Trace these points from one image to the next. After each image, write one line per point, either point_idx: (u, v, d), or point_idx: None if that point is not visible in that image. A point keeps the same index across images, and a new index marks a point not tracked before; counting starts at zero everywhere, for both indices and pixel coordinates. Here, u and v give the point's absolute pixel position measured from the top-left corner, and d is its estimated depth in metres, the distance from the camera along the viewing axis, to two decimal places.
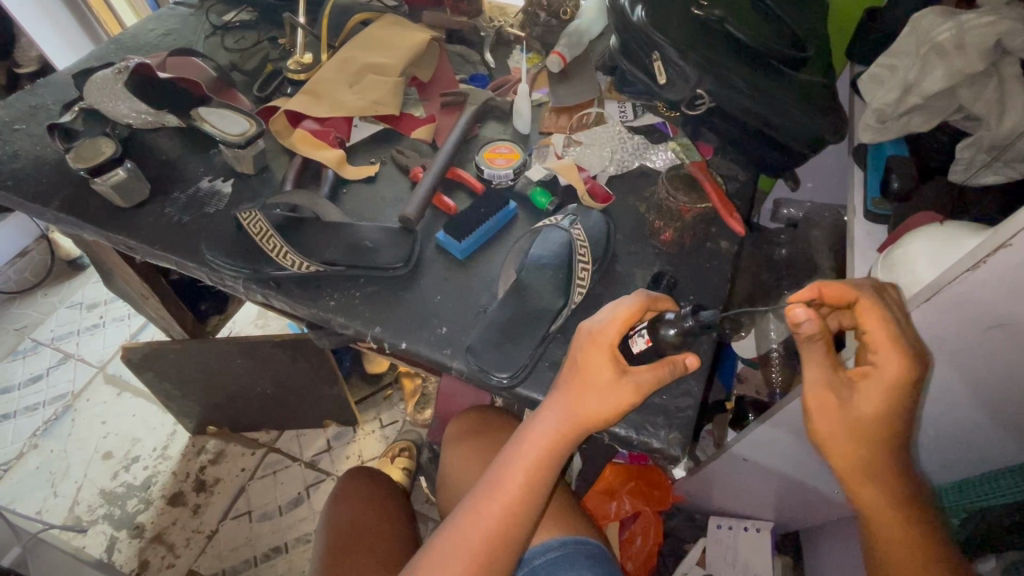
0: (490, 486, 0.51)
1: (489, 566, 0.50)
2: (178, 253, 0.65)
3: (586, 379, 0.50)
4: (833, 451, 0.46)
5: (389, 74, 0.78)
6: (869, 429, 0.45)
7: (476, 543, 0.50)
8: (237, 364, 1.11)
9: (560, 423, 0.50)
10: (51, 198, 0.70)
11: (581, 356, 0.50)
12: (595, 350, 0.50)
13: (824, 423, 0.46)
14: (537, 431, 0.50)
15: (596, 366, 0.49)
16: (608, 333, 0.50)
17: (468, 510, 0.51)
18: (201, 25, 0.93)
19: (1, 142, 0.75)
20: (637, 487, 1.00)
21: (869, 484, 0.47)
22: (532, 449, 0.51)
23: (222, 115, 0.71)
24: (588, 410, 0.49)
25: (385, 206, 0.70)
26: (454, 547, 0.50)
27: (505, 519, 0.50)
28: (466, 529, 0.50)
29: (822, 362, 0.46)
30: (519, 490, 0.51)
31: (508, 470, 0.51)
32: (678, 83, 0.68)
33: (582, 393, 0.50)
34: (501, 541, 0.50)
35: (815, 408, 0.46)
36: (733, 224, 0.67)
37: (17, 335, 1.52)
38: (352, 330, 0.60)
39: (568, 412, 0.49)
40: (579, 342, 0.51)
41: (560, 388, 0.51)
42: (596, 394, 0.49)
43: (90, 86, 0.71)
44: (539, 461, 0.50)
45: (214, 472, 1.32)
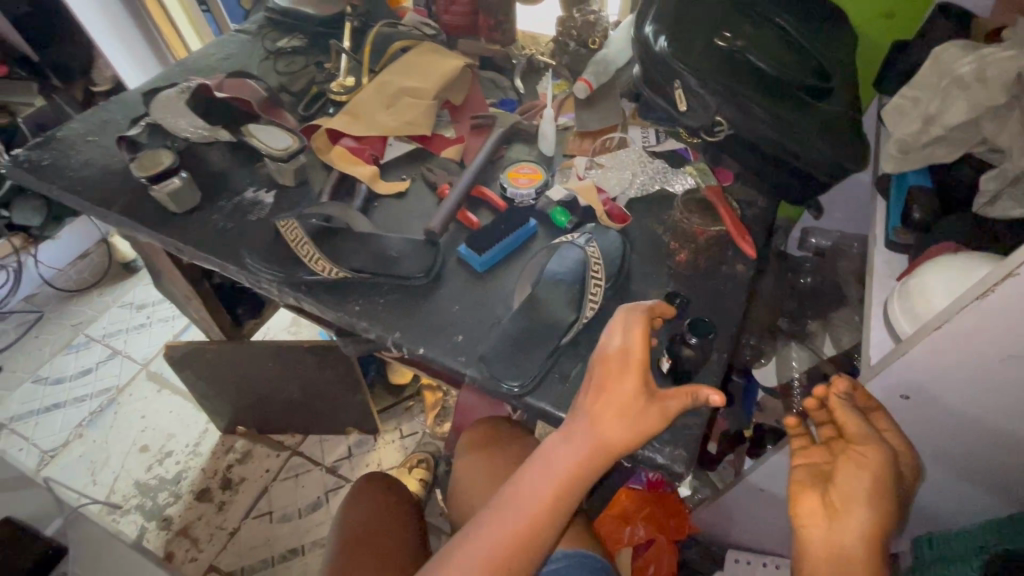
0: (515, 494, 0.52)
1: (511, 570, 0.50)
2: (220, 257, 0.69)
3: (617, 395, 0.50)
4: (853, 506, 0.47)
5: (423, 97, 0.83)
6: (891, 493, 0.48)
7: (500, 550, 0.50)
8: (269, 365, 1.18)
9: (596, 443, 0.50)
10: (112, 203, 0.77)
11: (609, 370, 0.52)
12: (626, 367, 0.51)
13: (854, 476, 0.49)
14: (577, 445, 0.51)
15: (625, 381, 0.50)
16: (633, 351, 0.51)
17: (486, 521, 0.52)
18: (257, 50, 1.01)
19: (75, 152, 0.84)
20: (652, 513, 1.04)
21: (856, 548, 0.46)
22: (558, 470, 0.51)
23: (269, 132, 0.77)
24: (624, 432, 0.50)
25: (412, 220, 0.74)
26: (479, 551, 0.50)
27: (524, 529, 0.51)
28: (485, 545, 0.50)
29: (865, 420, 0.51)
30: (542, 503, 0.51)
31: (532, 483, 0.52)
32: (697, 110, 0.70)
33: (609, 412, 0.50)
34: (522, 557, 0.50)
35: (867, 458, 0.49)
36: (745, 246, 0.68)
37: (73, 330, 1.64)
38: (373, 335, 0.63)
39: (610, 427, 0.50)
40: (607, 358, 0.52)
41: (599, 404, 0.51)
42: (622, 415, 0.50)
43: (156, 104, 0.79)
44: (563, 478, 0.51)
45: (240, 471, 1.38)
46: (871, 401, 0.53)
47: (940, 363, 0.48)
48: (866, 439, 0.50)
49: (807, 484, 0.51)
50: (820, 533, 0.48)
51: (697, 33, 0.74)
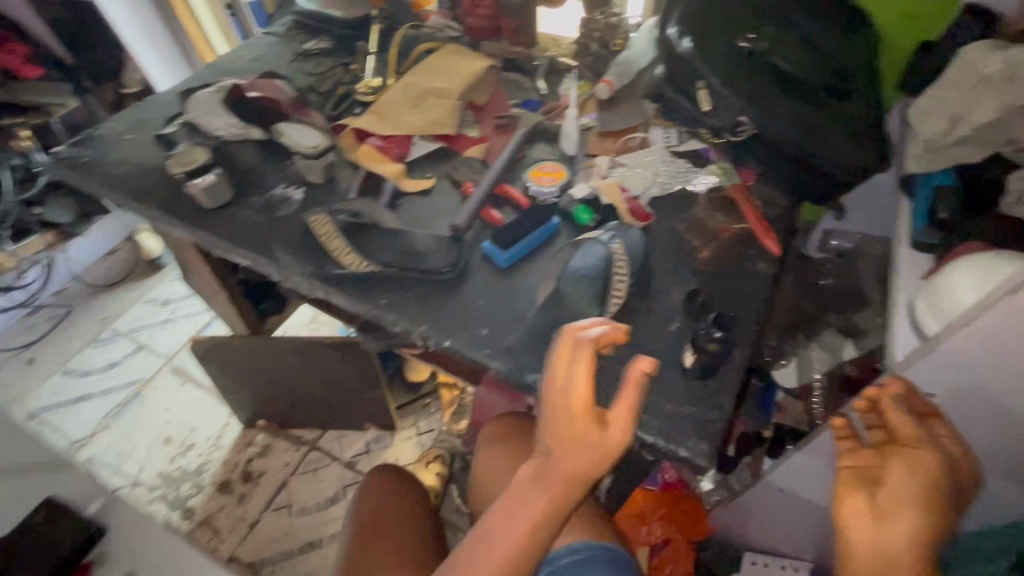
0: (484, 544, 0.47)
1: None
2: (252, 250, 0.72)
3: (571, 430, 0.46)
4: (904, 511, 0.48)
5: (448, 97, 0.85)
6: (941, 496, 0.49)
7: None
8: (291, 360, 1.21)
9: (560, 486, 0.46)
10: (148, 198, 0.79)
11: (556, 405, 0.47)
12: (572, 393, 0.46)
13: (906, 478, 0.49)
14: (542, 494, 0.46)
15: (576, 414, 0.46)
16: (576, 377, 0.47)
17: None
18: (286, 52, 1.04)
19: (113, 149, 0.87)
20: (669, 514, 1.05)
21: (902, 550, 0.47)
22: (529, 514, 0.46)
23: (299, 130, 0.81)
24: (586, 465, 0.46)
25: (437, 217, 0.76)
26: None
27: None
28: None
29: (919, 424, 0.52)
30: (517, 550, 0.46)
31: (504, 532, 0.47)
32: (720, 110, 0.71)
33: (567, 445, 0.46)
34: None
35: (919, 460, 0.50)
36: (770, 243, 0.69)
37: (101, 324, 1.69)
38: (400, 327, 0.65)
39: (572, 466, 0.46)
40: (552, 392, 0.47)
41: (554, 444, 0.46)
42: (579, 445, 0.45)
43: (194, 103, 0.83)
44: (535, 520, 0.46)
45: (260, 465, 1.41)
46: (931, 407, 0.53)
47: (970, 357, 0.49)
48: (920, 442, 0.51)
49: (854, 485, 0.52)
50: (866, 535, 0.49)
51: (720, 34, 0.74)
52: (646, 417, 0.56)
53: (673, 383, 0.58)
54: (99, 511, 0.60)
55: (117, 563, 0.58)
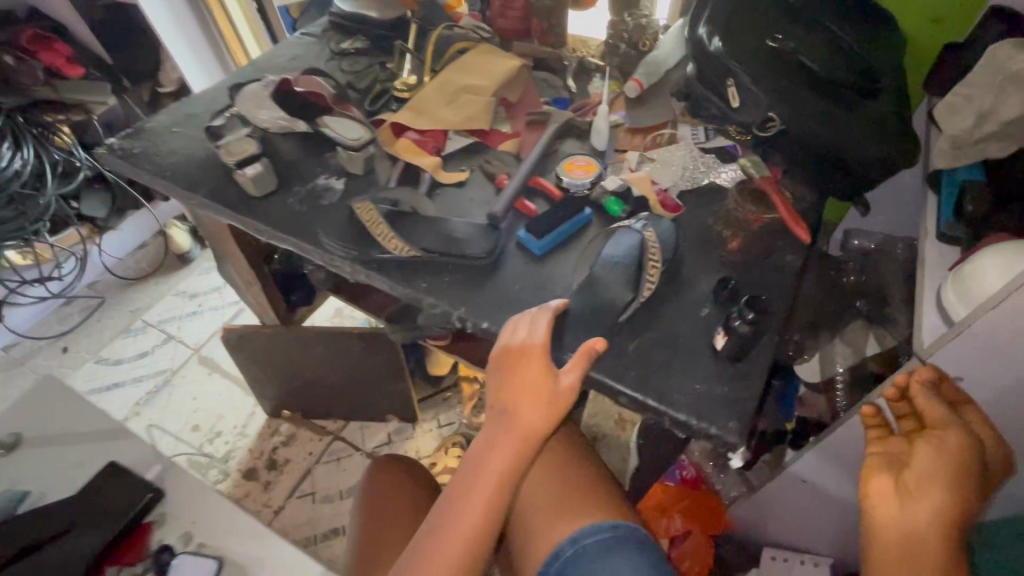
0: (470, 475, 0.57)
1: (481, 540, 0.56)
2: (297, 236, 0.75)
3: (528, 386, 0.56)
4: (929, 492, 0.52)
5: (483, 94, 0.88)
6: (967, 476, 0.52)
7: (466, 529, 0.56)
8: (319, 350, 1.24)
9: (523, 433, 0.56)
10: (198, 187, 0.83)
11: (514, 367, 0.57)
12: (527, 354, 0.57)
13: (933, 460, 0.53)
14: (510, 440, 0.56)
15: (532, 372, 0.56)
16: (531, 345, 0.58)
17: (434, 527, 0.57)
18: (323, 52, 1.08)
19: (163, 141, 0.91)
20: (688, 506, 1.08)
21: (928, 529, 0.51)
22: (502, 453, 0.56)
23: (341, 123, 0.85)
24: (542, 412, 0.56)
25: (473, 207, 0.79)
26: (447, 534, 0.56)
27: (486, 505, 0.56)
28: (452, 529, 0.56)
29: (948, 409, 0.54)
30: (497, 479, 0.56)
31: (484, 467, 0.57)
32: (750, 106, 0.73)
33: (523, 396, 0.56)
34: (486, 529, 0.56)
35: (945, 442, 0.53)
36: (800, 231, 0.71)
37: (131, 315, 1.74)
38: (439, 310, 0.68)
39: (534, 414, 0.56)
40: (510, 356, 0.58)
41: (516, 398, 0.57)
42: (534, 396, 0.56)
43: (243, 97, 0.87)
44: (509, 458, 0.56)
45: (284, 453, 1.45)
46: (959, 394, 0.56)
47: (1002, 338, 0.51)
48: (946, 424, 0.54)
49: (881, 467, 0.55)
50: (892, 515, 0.53)
51: (749, 34, 0.77)
52: (679, 396, 0.58)
53: (704, 365, 0.60)
54: (157, 476, 0.73)
55: (174, 523, 0.70)
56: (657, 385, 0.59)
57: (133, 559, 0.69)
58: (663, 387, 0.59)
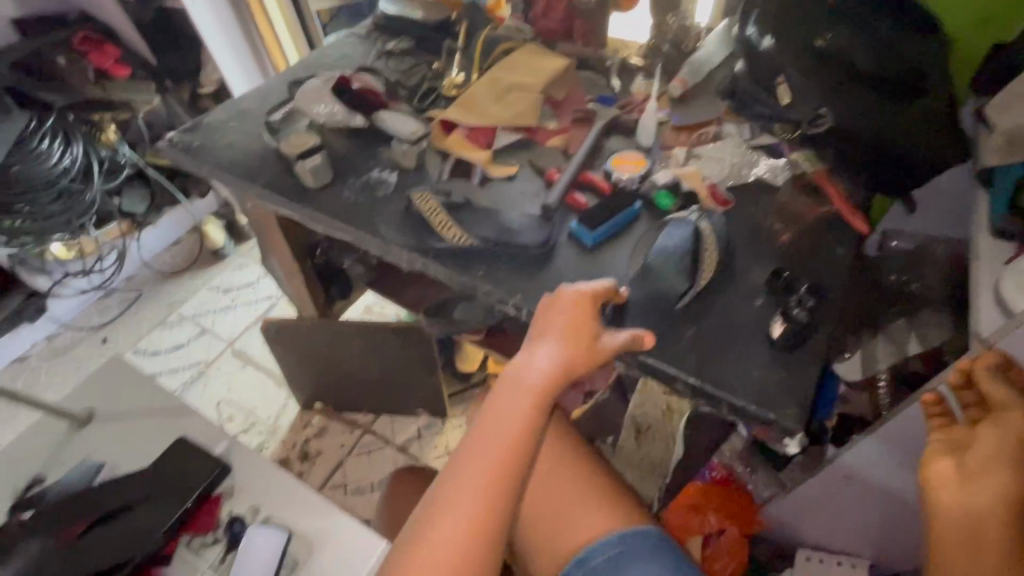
0: (504, 399, 0.57)
1: (509, 469, 0.55)
2: (355, 226, 0.78)
3: (571, 329, 0.59)
4: (991, 473, 0.54)
5: (531, 92, 0.91)
6: None
7: (498, 450, 0.55)
8: (355, 343, 1.27)
9: (560, 369, 0.58)
10: (257, 179, 0.87)
11: (555, 312, 0.60)
12: (578, 304, 0.60)
13: (995, 442, 0.55)
14: (544, 375, 0.57)
15: (577, 317, 0.59)
16: (576, 295, 0.60)
17: (464, 455, 0.55)
18: (370, 51, 1.11)
19: (220, 135, 0.94)
20: (722, 504, 1.06)
21: (989, 508, 0.54)
22: (538, 383, 0.57)
23: (396, 118, 0.89)
24: (580, 359, 0.58)
25: (523, 200, 0.81)
26: (478, 453, 0.55)
27: (520, 429, 0.56)
28: (485, 451, 0.55)
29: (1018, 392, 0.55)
30: (532, 405, 0.56)
31: (518, 395, 0.57)
32: (801, 104, 0.77)
33: (568, 337, 0.58)
34: (515, 457, 0.55)
35: (1007, 425, 0.55)
36: (856, 224, 0.75)
37: (167, 308, 1.79)
38: (495, 297, 0.70)
39: (572, 353, 0.58)
40: (553, 304, 0.61)
41: (558, 340, 0.59)
42: (577, 342, 0.58)
43: (303, 94, 0.90)
44: (543, 388, 0.57)
45: (316, 445, 1.48)
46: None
47: None
48: (1011, 406, 0.55)
49: (942, 451, 0.59)
50: (951, 496, 0.56)
51: (797, 33, 0.79)
52: (737, 383, 0.60)
53: (759, 352, 0.62)
54: (225, 451, 0.77)
55: (241, 495, 0.74)
56: (715, 371, 0.61)
57: (204, 529, 0.72)
58: (721, 373, 0.61)
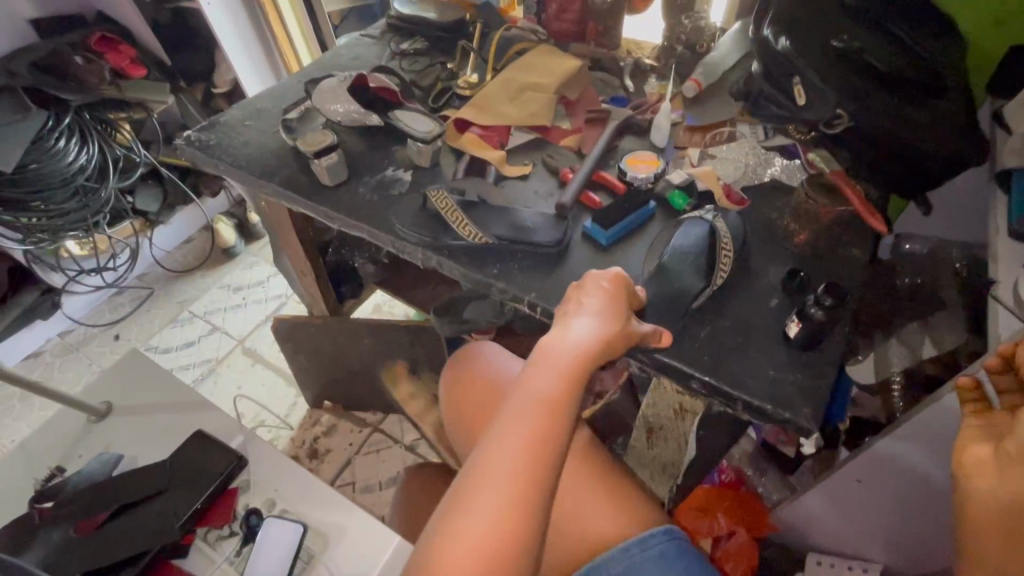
0: (542, 365, 0.53)
1: (551, 436, 0.50)
2: (370, 224, 0.79)
3: (601, 309, 0.57)
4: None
5: (545, 92, 0.91)
6: None
7: (540, 415, 0.51)
8: (366, 342, 1.28)
9: (598, 340, 0.55)
10: (273, 176, 0.87)
11: (583, 293, 0.59)
12: (609, 285, 0.59)
13: None
14: (574, 349, 0.54)
15: (610, 298, 0.59)
16: (604, 277, 0.60)
17: (503, 421, 0.51)
18: (384, 51, 1.12)
19: (236, 133, 0.95)
20: (732, 506, 1.08)
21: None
22: (575, 351, 0.54)
23: (411, 116, 0.87)
24: (616, 336, 0.56)
25: (537, 199, 0.81)
26: (518, 418, 0.51)
27: (561, 394, 0.52)
28: (526, 415, 0.51)
29: None
30: (571, 371, 0.53)
31: (555, 361, 0.53)
32: (818, 104, 0.74)
33: (601, 314, 0.57)
34: (557, 423, 0.51)
35: None
36: (874, 223, 0.72)
37: (179, 306, 1.80)
38: (510, 294, 0.70)
39: (601, 329, 0.56)
40: (579, 287, 0.60)
41: (592, 316, 0.57)
42: (610, 320, 0.57)
43: (317, 92, 0.90)
44: (581, 357, 0.54)
45: (326, 443, 1.48)
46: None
47: None
48: None
49: (980, 439, 0.54)
50: (985, 484, 0.51)
51: (814, 34, 0.78)
52: (752, 382, 0.60)
53: (775, 352, 0.62)
54: (242, 444, 0.79)
55: (257, 490, 0.76)
56: (730, 369, 0.61)
57: (220, 521, 0.73)
58: (736, 372, 0.61)
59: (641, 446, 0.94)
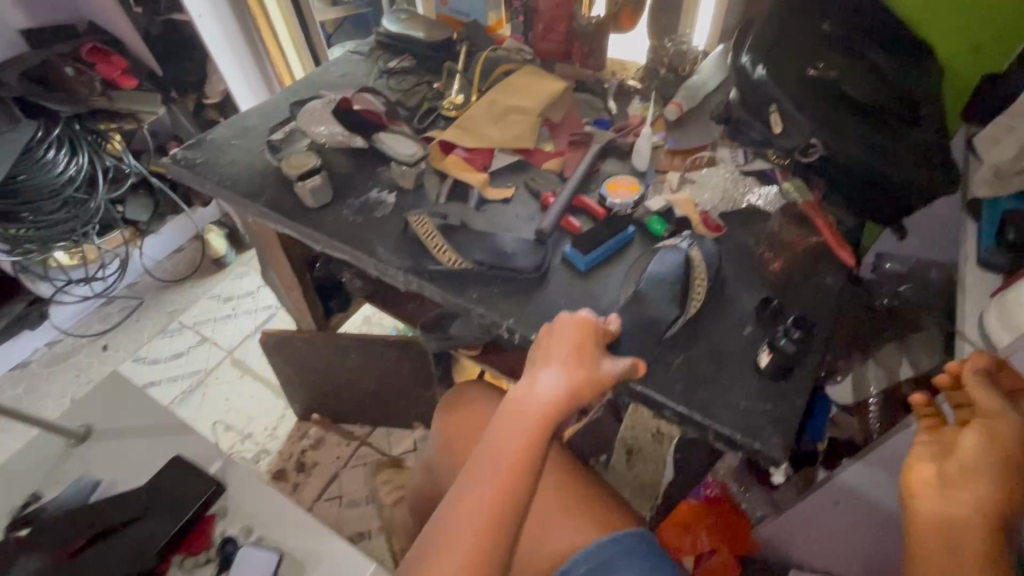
0: (507, 422, 0.56)
1: (511, 494, 0.53)
2: (353, 247, 0.79)
3: (568, 361, 0.58)
4: (976, 479, 0.51)
5: (529, 114, 0.92)
6: (1017, 461, 0.51)
7: (501, 474, 0.53)
8: (353, 357, 1.28)
9: (561, 394, 0.56)
10: (259, 197, 0.88)
11: (552, 342, 0.59)
12: (579, 331, 0.60)
13: (980, 448, 0.52)
14: (537, 409, 0.55)
15: (580, 344, 0.59)
16: (574, 322, 0.60)
17: (466, 479, 0.54)
18: (372, 70, 1.12)
19: (223, 152, 0.95)
20: (715, 523, 1.08)
21: (970, 516, 0.51)
22: (538, 408, 0.56)
23: (395, 139, 0.89)
24: (583, 385, 0.57)
25: (518, 222, 0.82)
26: (481, 474, 0.54)
27: (522, 452, 0.54)
28: (487, 472, 0.54)
29: (1002, 397, 0.53)
30: (534, 428, 0.55)
31: (519, 418, 0.56)
32: (792, 132, 0.76)
33: (569, 365, 0.58)
34: (517, 482, 0.53)
35: (993, 430, 0.51)
36: (844, 255, 0.74)
37: (168, 316, 1.80)
38: (489, 320, 0.71)
39: (567, 383, 0.57)
40: (550, 333, 0.60)
41: (559, 367, 0.58)
42: (577, 368, 0.58)
43: (303, 113, 0.92)
44: (545, 412, 0.56)
45: (312, 456, 1.49)
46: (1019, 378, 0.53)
47: None
48: (999, 412, 0.52)
49: (925, 456, 0.56)
50: (932, 503, 0.53)
51: (790, 62, 0.79)
52: (722, 411, 0.61)
53: (747, 380, 0.63)
54: (220, 470, 0.79)
55: (234, 517, 0.76)
56: (702, 400, 0.61)
57: (197, 548, 0.74)
58: (708, 401, 0.62)
59: (621, 469, 0.99)
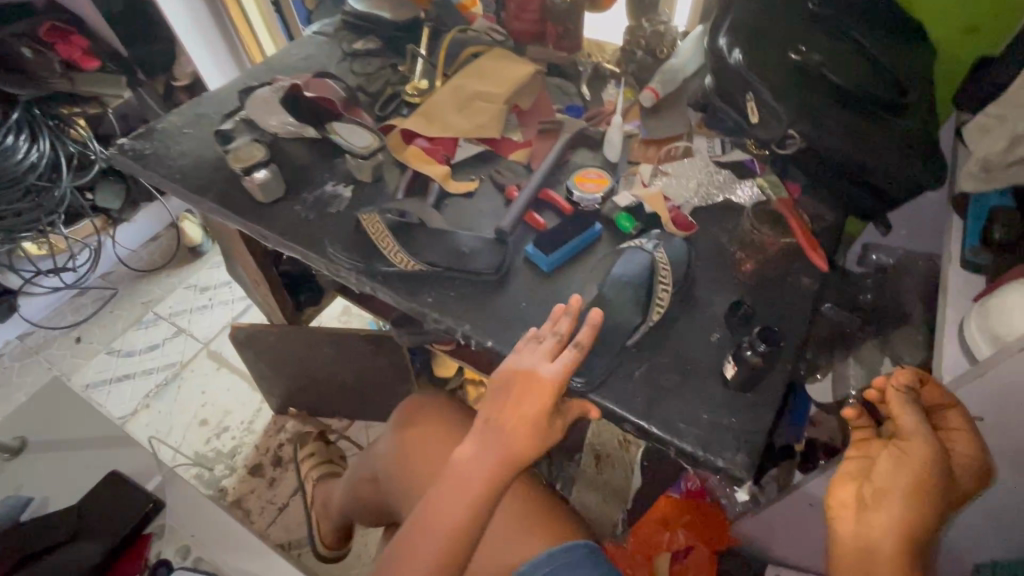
0: (448, 492, 0.56)
1: (451, 558, 0.56)
2: (303, 245, 0.75)
3: (511, 429, 0.55)
4: (886, 501, 0.50)
5: (495, 101, 0.87)
6: (931, 486, 0.49)
7: (441, 542, 0.56)
8: (325, 352, 1.24)
9: (504, 464, 0.55)
10: (208, 191, 0.83)
11: (499, 401, 0.57)
12: (531, 388, 0.55)
13: (893, 469, 0.51)
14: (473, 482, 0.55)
15: (531, 403, 0.55)
16: (526, 378, 0.56)
17: (408, 542, 0.57)
18: (335, 53, 1.05)
19: (173, 142, 0.90)
20: (692, 520, 1.05)
21: (885, 541, 0.49)
22: (480, 477, 0.56)
23: (349, 130, 0.83)
24: (530, 449, 0.55)
25: (481, 218, 0.78)
26: (422, 540, 0.56)
27: (462, 523, 0.56)
28: (428, 541, 0.56)
29: (923, 417, 0.52)
30: (474, 497, 0.56)
31: (461, 488, 0.56)
32: (770, 122, 0.71)
33: (515, 429, 0.55)
34: (458, 549, 0.56)
35: (907, 451, 0.51)
36: (817, 260, 0.70)
37: (143, 307, 1.75)
38: (444, 325, 0.67)
39: (508, 452, 0.55)
40: (499, 387, 0.57)
41: (504, 432, 0.56)
42: (524, 432, 0.55)
43: (253, 102, 0.86)
44: (487, 480, 0.56)
45: (289, 450, 1.46)
46: (942, 397, 0.53)
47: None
48: (917, 433, 0.51)
49: (848, 475, 0.54)
50: (850, 524, 0.51)
51: (771, 45, 0.74)
52: (685, 425, 0.57)
53: (712, 390, 0.60)
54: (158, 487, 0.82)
55: (169, 538, 0.78)
56: (663, 413, 0.58)
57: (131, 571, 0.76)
58: (670, 414, 0.58)
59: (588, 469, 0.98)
